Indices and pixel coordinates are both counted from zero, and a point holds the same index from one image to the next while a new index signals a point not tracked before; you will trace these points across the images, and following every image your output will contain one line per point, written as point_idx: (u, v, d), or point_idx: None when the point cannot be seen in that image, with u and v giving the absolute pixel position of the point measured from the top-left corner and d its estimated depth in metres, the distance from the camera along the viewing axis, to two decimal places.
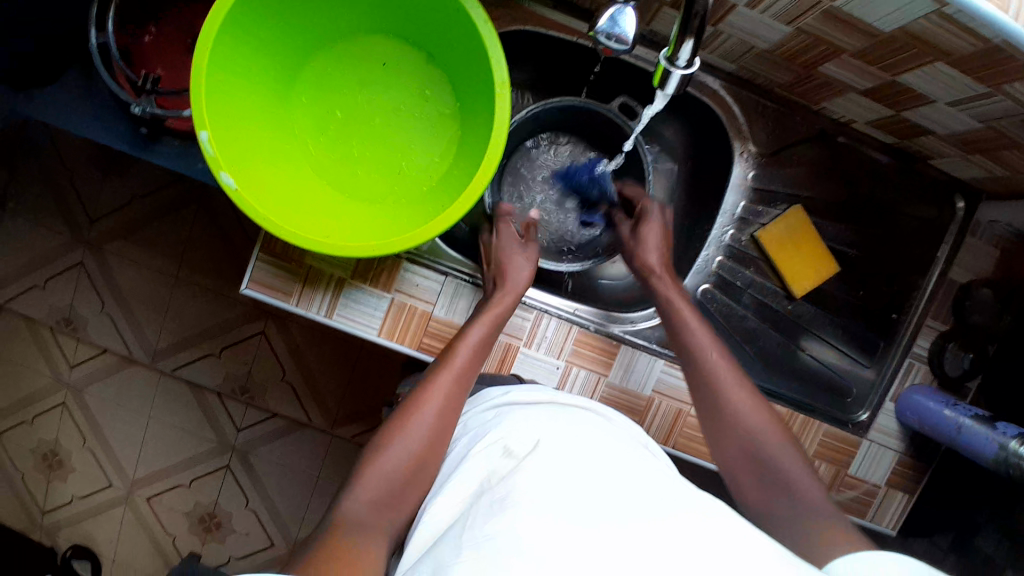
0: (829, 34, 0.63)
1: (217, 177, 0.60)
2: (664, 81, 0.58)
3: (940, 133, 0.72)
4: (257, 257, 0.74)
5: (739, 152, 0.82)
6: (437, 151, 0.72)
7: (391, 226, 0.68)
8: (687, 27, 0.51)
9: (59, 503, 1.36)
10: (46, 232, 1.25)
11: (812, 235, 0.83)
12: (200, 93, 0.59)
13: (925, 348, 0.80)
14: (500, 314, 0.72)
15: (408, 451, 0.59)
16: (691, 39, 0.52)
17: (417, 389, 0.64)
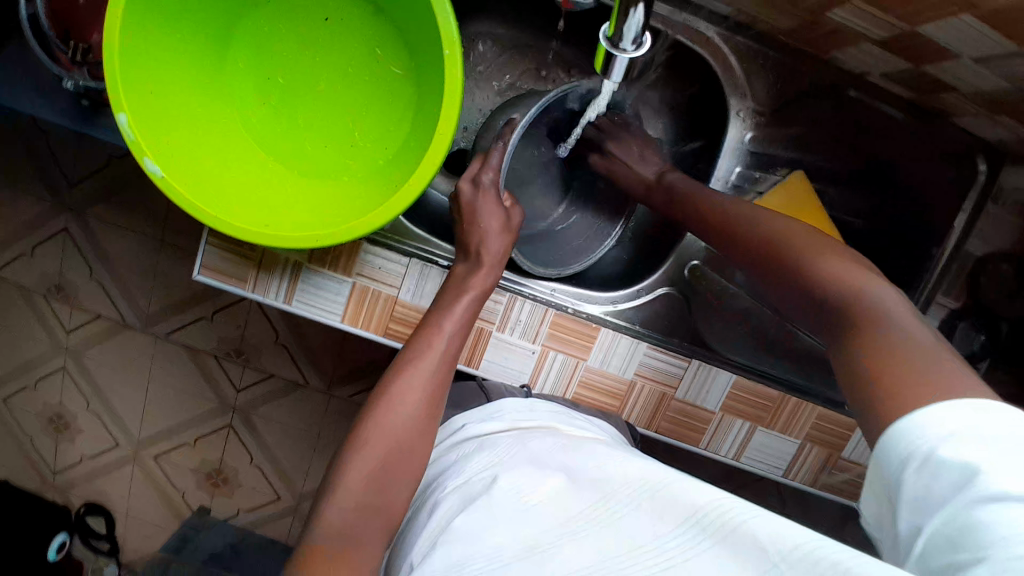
0: None
1: (142, 165, 0.55)
2: (607, 68, 0.51)
3: (965, 90, 0.64)
4: (206, 241, 0.69)
5: (735, 110, 0.74)
6: (394, 117, 0.65)
7: (342, 207, 0.62)
8: None
9: (69, 463, 1.40)
10: (21, 199, 1.19)
11: (815, 205, 0.74)
12: (114, 73, 0.53)
13: (934, 327, 0.74)
14: (478, 293, 0.66)
15: (380, 454, 0.55)
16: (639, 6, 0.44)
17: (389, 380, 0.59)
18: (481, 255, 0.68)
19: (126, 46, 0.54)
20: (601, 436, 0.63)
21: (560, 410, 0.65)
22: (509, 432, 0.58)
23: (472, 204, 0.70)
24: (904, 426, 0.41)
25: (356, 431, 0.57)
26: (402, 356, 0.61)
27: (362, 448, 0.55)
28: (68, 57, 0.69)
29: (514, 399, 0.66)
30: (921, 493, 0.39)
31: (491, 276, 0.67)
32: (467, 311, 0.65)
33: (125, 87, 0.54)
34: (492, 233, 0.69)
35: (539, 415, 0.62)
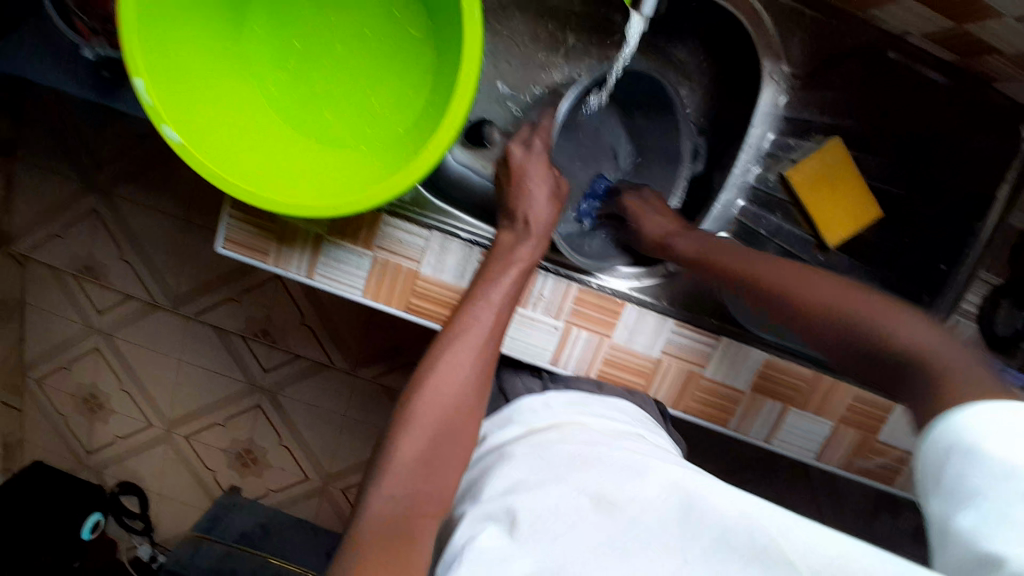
0: None
1: (161, 131, 0.55)
2: None
3: (1008, 52, 0.62)
4: (226, 215, 0.69)
5: (770, 72, 0.71)
6: (411, 84, 0.64)
7: (360, 175, 0.61)
8: None
9: (104, 443, 1.44)
10: (55, 181, 1.21)
11: (852, 169, 0.73)
12: (131, 36, 0.53)
13: (974, 303, 0.71)
14: (525, 266, 0.66)
15: (429, 434, 0.55)
16: None
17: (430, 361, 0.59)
18: (529, 226, 0.68)
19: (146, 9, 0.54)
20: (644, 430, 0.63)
21: (581, 399, 0.66)
22: (547, 433, 0.58)
23: (523, 167, 0.71)
24: (957, 424, 0.43)
25: (405, 410, 0.57)
26: (448, 332, 0.61)
27: (409, 430, 0.55)
28: (85, 25, 0.69)
29: (535, 398, 0.66)
30: (958, 479, 0.41)
31: (536, 249, 0.67)
32: (515, 286, 0.64)
33: (142, 51, 0.54)
34: (536, 206, 0.70)
35: (562, 412, 0.62)
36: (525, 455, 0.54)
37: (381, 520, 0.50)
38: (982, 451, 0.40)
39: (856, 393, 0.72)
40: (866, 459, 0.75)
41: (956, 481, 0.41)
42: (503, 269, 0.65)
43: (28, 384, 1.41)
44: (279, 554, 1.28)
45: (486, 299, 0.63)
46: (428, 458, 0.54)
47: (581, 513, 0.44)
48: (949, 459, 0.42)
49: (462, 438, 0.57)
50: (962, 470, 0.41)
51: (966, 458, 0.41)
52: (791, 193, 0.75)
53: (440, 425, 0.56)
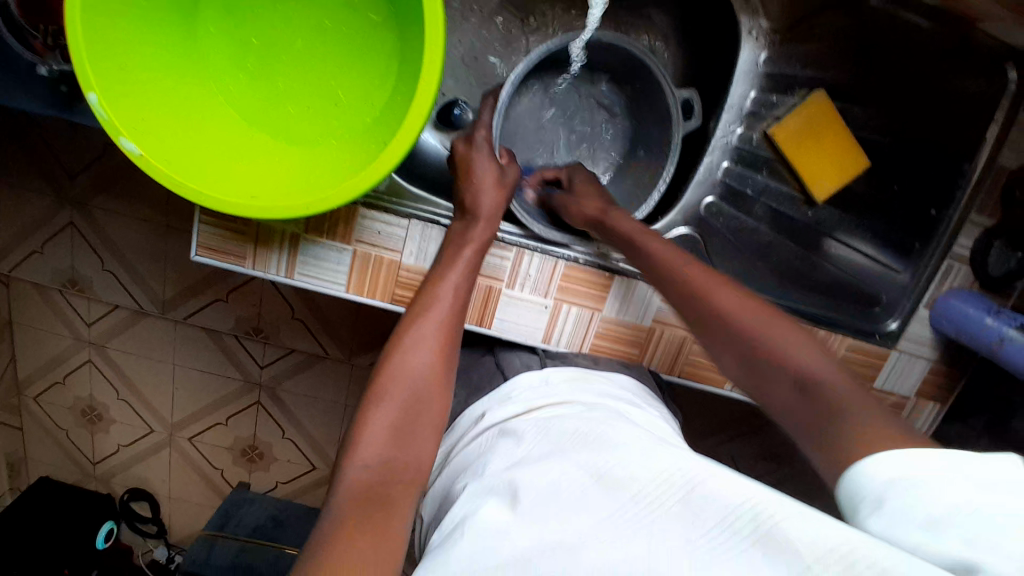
0: None
1: (120, 144, 0.54)
2: None
3: None
4: (199, 221, 0.67)
5: (749, 29, 0.71)
6: (377, 70, 0.61)
7: (331, 172, 0.59)
8: None
9: (108, 452, 1.44)
10: (24, 196, 1.18)
11: (838, 122, 0.71)
12: (78, 52, 0.51)
13: (967, 248, 0.68)
14: (478, 246, 0.66)
15: (398, 412, 0.55)
16: None
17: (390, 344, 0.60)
18: (474, 211, 0.67)
19: (88, 20, 0.51)
20: (643, 408, 0.61)
21: (577, 375, 0.65)
22: (538, 414, 0.57)
23: (470, 159, 0.71)
24: (873, 470, 0.41)
25: (373, 389, 0.56)
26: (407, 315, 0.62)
27: (377, 408, 0.55)
28: (40, 42, 0.67)
29: (528, 376, 0.66)
30: (909, 509, 0.37)
31: (489, 229, 0.67)
32: (472, 261, 0.65)
33: (92, 66, 0.52)
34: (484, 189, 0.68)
35: (562, 390, 0.62)
36: (517, 435, 0.54)
37: (359, 489, 0.49)
38: (927, 484, 0.37)
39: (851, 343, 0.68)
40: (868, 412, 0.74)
41: (907, 510, 0.37)
42: (459, 248, 0.65)
43: (24, 402, 1.40)
44: (294, 544, 1.29)
45: (445, 278, 0.63)
46: (399, 432, 0.54)
47: (568, 480, 0.45)
48: (893, 496, 0.38)
49: (433, 412, 0.57)
50: (911, 501, 0.37)
51: (913, 488, 0.38)
52: (776, 150, 0.75)
53: (408, 401, 0.56)
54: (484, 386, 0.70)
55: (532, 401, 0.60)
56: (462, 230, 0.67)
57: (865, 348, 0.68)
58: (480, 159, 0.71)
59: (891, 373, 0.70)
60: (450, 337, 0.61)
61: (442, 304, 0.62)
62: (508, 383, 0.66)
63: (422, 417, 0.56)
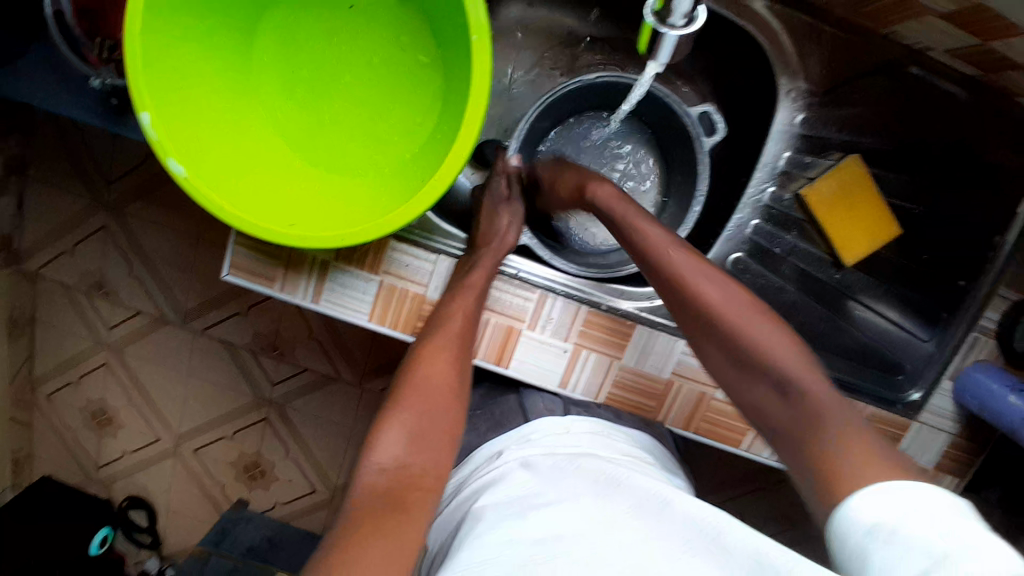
0: None
1: (166, 165, 0.55)
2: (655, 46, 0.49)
3: None
4: (234, 241, 0.69)
5: (786, 89, 0.70)
6: (421, 111, 0.64)
7: (370, 205, 0.61)
8: None
9: (112, 457, 1.44)
10: (64, 198, 1.22)
11: (871, 191, 0.72)
12: (136, 72, 0.53)
13: (994, 321, 0.70)
14: (490, 269, 0.68)
15: (408, 429, 0.54)
16: None
17: (407, 368, 0.60)
18: (487, 244, 0.70)
19: (148, 43, 0.54)
20: (664, 474, 0.60)
21: (600, 429, 0.65)
22: (561, 457, 0.58)
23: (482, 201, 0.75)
24: (850, 508, 0.44)
25: (389, 401, 0.57)
26: (424, 339, 0.62)
27: (390, 418, 0.55)
28: (95, 54, 0.70)
29: (547, 421, 0.66)
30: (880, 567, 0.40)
31: (491, 259, 0.69)
32: (484, 275, 0.67)
33: (148, 86, 0.54)
34: (499, 229, 0.72)
35: (585, 442, 0.61)
36: (529, 479, 0.54)
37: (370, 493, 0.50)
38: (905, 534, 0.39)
39: (872, 412, 0.69)
40: None
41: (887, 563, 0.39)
42: (471, 271, 0.67)
43: (37, 398, 1.41)
44: (286, 569, 1.27)
45: (459, 302, 0.64)
46: (415, 442, 0.54)
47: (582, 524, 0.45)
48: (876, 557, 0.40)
49: (447, 423, 0.57)
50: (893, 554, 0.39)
51: (888, 543, 0.40)
52: (807, 214, 0.75)
53: (422, 410, 0.56)
54: (505, 423, 0.70)
55: (555, 444, 0.61)
56: (472, 256, 0.69)
57: (885, 421, 0.69)
58: (496, 204, 0.74)
59: (913, 445, 0.72)
60: (460, 355, 0.62)
61: (452, 324, 0.63)
62: (526, 426, 0.66)
63: (438, 430, 0.56)
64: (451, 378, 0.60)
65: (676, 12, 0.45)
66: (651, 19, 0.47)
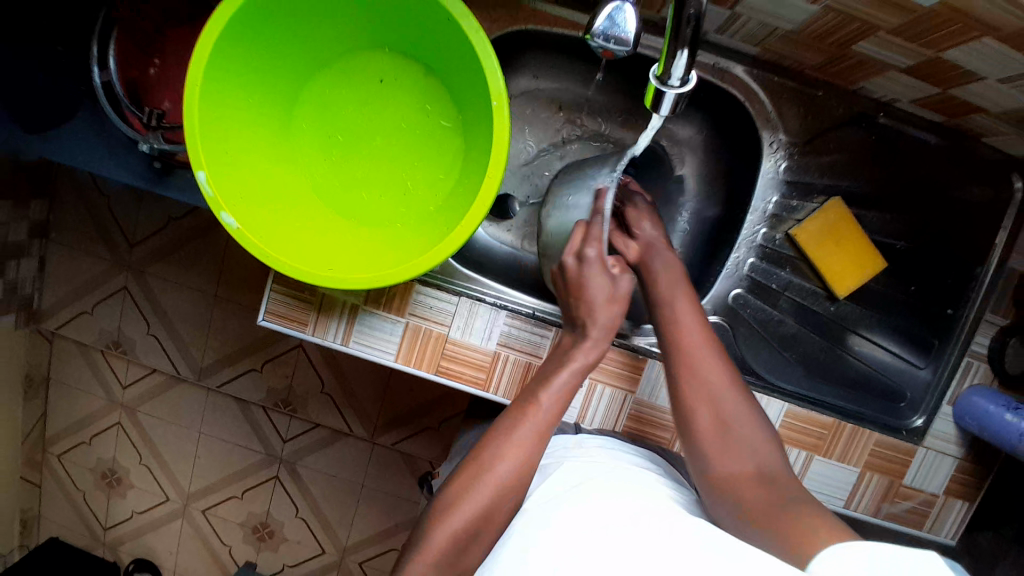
0: (879, 54, 0.61)
1: (219, 218, 0.60)
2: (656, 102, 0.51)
3: (993, 110, 0.64)
4: (270, 288, 0.73)
5: (768, 143, 0.72)
6: (444, 167, 0.70)
7: (400, 250, 0.66)
8: (678, 38, 0.45)
9: (120, 519, 1.43)
10: (88, 260, 1.27)
11: (854, 228, 0.74)
12: (194, 136, 0.59)
13: (984, 345, 0.74)
14: (583, 367, 0.63)
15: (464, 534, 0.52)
16: (684, 51, 0.46)
17: (475, 453, 0.56)
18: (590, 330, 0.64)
19: (204, 111, 0.60)
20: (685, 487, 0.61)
21: (618, 445, 0.67)
22: (581, 468, 0.58)
23: (577, 275, 0.64)
24: None
25: (446, 488, 0.55)
26: (496, 425, 0.58)
27: (468, 490, 0.53)
28: (142, 121, 0.75)
29: (566, 438, 0.68)
30: None
31: (595, 350, 0.64)
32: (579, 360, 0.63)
33: (204, 149, 0.60)
34: (606, 309, 0.64)
35: (602, 455, 0.63)
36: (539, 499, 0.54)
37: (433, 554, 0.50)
38: None
39: (878, 437, 0.73)
40: (894, 505, 0.75)
41: None
42: (560, 364, 0.62)
43: (47, 458, 1.42)
44: None
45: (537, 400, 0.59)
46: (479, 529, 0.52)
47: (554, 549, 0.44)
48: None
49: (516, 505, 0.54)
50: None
51: None
52: (797, 249, 0.78)
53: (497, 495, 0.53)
54: None
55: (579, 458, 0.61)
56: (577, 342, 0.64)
57: (893, 445, 0.73)
58: (594, 278, 0.64)
59: (920, 471, 0.74)
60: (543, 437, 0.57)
61: (545, 407, 0.59)
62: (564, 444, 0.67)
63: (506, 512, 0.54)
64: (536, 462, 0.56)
65: (674, 77, 0.48)
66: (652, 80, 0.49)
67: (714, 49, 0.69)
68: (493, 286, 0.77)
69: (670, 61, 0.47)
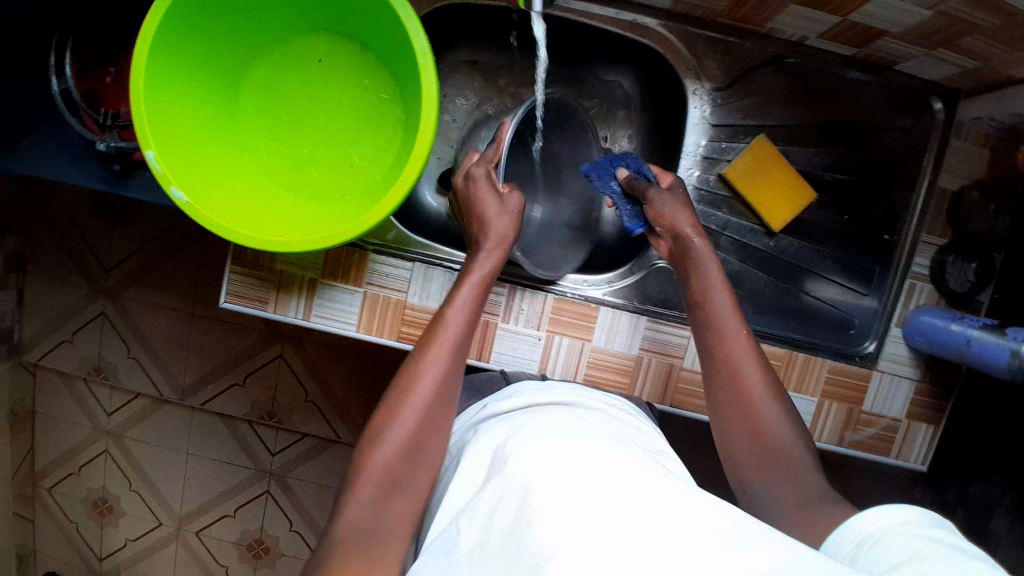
0: None
1: (168, 193, 0.63)
2: None
3: (896, 32, 0.66)
4: (229, 270, 0.75)
5: (693, 91, 0.77)
6: (386, 138, 0.73)
7: (349, 214, 0.68)
8: None
9: (115, 548, 1.42)
10: (66, 289, 1.29)
11: (783, 162, 0.78)
12: (141, 117, 0.62)
13: (926, 266, 0.76)
14: (485, 276, 0.65)
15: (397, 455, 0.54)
16: None
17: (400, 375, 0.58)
18: (486, 238, 0.67)
19: (150, 94, 0.63)
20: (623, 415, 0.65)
21: (575, 386, 0.70)
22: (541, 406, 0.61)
23: (471, 195, 0.69)
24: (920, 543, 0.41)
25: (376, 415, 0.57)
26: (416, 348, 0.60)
27: (374, 446, 0.54)
28: (98, 121, 0.78)
29: (529, 382, 0.70)
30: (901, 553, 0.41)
31: (493, 256, 0.66)
32: (472, 297, 0.63)
33: (151, 129, 0.62)
34: (500, 219, 0.68)
35: (558, 393, 0.66)
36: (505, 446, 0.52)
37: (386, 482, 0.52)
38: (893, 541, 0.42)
39: (830, 367, 0.74)
40: (858, 432, 0.76)
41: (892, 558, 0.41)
42: (465, 276, 0.65)
43: (38, 492, 1.42)
44: None
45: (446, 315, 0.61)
46: (385, 494, 0.52)
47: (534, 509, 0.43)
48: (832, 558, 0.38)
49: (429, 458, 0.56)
50: (880, 552, 0.42)
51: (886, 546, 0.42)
52: (732, 189, 0.81)
53: (399, 454, 0.54)
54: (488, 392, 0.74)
55: (515, 400, 0.64)
56: (475, 257, 0.67)
57: (849, 372, 0.75)
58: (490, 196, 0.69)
59: (879, 396, 0.76)
60: (442, 392, 0.58)
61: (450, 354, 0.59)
62: (511, 387, 0.69)
63: (418, 467, 0.55)
64: (436, 415, 0.57)
65: None
66: None
67: (626, 6, 0.73)
68: (452, 251, 0.79)
69: None
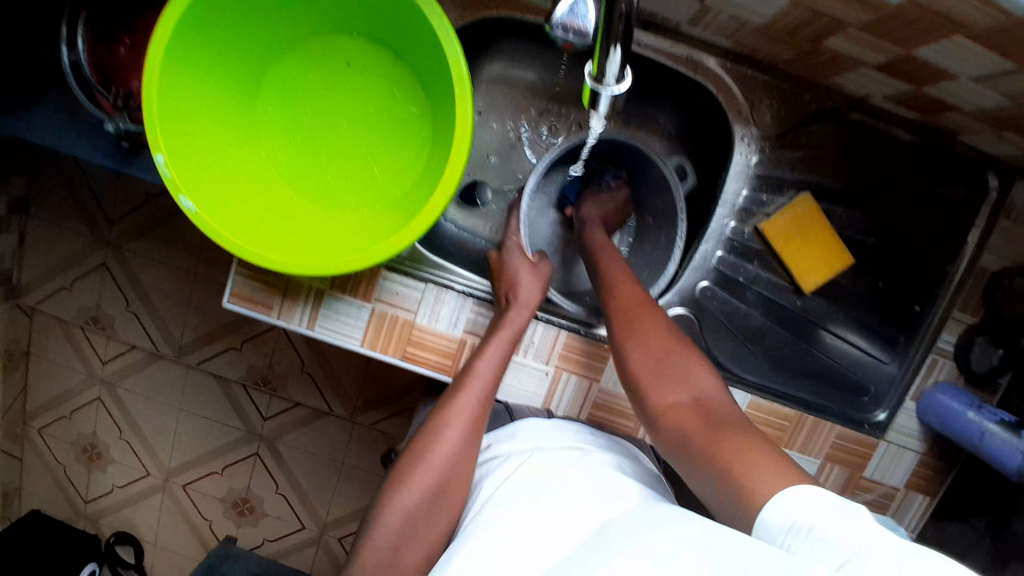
0: (853, 51, 0.60)
1: (178, 202, 0.60)
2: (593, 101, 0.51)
3: (967, 110, 0.63)
4: (234, 270, 0.72)
5: (739, 136, 0.73)
6: (412, 153, 0.69)
7: (366, 236, 0.66)
8: (611, 35, 0.45)
9: (101, 493, 1.44)
10: (66, 235, 1.26)
11: (822, 222, 0.76)
12: (153, 118, 0.58)
13: (951, 344, 0.74)
14: (512, 334, 0.67)
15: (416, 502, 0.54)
16: (617, 47, 0.46)
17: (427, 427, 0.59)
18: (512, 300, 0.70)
19: (165, 94, 0.59)
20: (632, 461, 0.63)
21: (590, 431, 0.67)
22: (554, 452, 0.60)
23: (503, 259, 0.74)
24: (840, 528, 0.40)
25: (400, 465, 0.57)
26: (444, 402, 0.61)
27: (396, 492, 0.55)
28: (110, 101, 0.73)
29: (528, 421, 0.66)
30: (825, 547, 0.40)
31: (520, 316, 0.68)
32: (501, 354, 0.65)
33: (164, 132, 0.59)
34: (528, 287, 0.71)
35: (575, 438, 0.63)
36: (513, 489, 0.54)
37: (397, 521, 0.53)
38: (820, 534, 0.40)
39: (839, 429, 0.72)
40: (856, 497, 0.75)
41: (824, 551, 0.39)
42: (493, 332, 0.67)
43: (28, 432, 1.43)
44: None
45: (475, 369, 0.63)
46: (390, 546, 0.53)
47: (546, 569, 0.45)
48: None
49: (447, 499, 0.56)
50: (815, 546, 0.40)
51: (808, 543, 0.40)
52: (766, 243, 0.79)
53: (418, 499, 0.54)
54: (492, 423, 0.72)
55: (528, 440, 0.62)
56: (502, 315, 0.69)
57: (854, 437, 0.73)
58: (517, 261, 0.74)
59: (880, 463, 0.74)
60: (476, 429, 0.59)
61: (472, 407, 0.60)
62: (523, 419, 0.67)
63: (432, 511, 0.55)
64: (459, 465, 0.57)
65: (609, 74, 0.48)
66: (589, 79, 0.50)
67: (685, 41, 0.69)
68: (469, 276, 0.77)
69: (604, 58, 0.47)
